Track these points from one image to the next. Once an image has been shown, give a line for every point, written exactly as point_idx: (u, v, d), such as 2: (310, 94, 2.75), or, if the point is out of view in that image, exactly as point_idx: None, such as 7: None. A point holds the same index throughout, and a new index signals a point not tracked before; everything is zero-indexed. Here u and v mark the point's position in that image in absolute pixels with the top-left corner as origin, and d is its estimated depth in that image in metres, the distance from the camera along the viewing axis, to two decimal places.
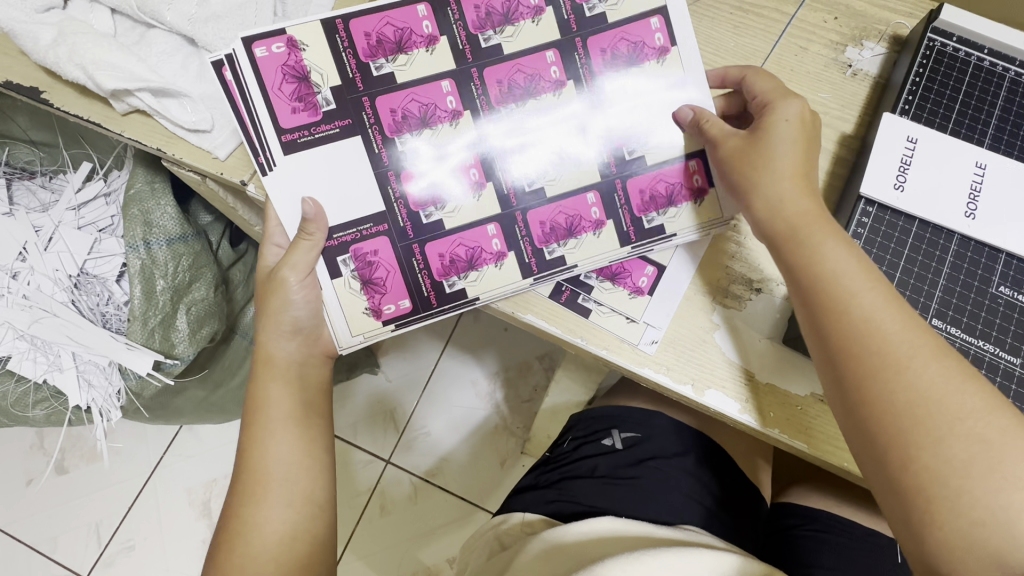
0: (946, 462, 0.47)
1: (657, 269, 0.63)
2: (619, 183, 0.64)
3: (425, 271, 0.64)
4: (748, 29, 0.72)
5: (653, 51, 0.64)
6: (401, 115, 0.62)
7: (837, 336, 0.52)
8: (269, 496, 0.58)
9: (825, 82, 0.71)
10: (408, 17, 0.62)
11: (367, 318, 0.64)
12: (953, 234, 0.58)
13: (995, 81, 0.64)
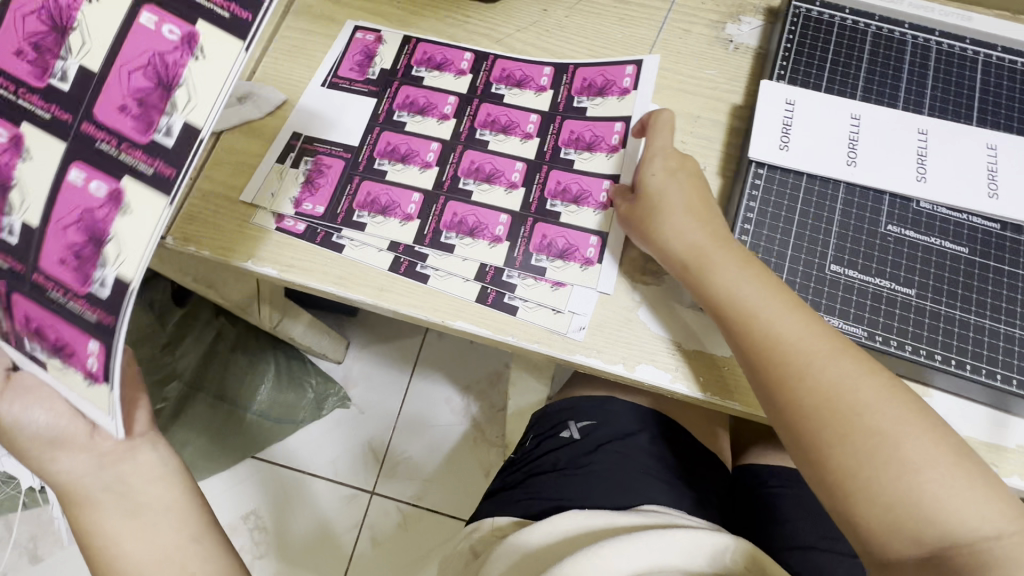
0: (853, 454, 0.50)
1: (600, 239, 0.66)
2: (533, 221, 0.67)
3: (62, 291, 0.47)
4: (634, 21, 0.77)
5: (557, 102, 0.73)
6: (139, 110, 0.44)
7: (745, 350, 0.56)
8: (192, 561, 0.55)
9: (711, 59, 0.75)
10: (142, 38, 0.43)
11: (94, 390, 0.47)
12: (838, 183, 0.61)
13: (860, 36, 0.68)
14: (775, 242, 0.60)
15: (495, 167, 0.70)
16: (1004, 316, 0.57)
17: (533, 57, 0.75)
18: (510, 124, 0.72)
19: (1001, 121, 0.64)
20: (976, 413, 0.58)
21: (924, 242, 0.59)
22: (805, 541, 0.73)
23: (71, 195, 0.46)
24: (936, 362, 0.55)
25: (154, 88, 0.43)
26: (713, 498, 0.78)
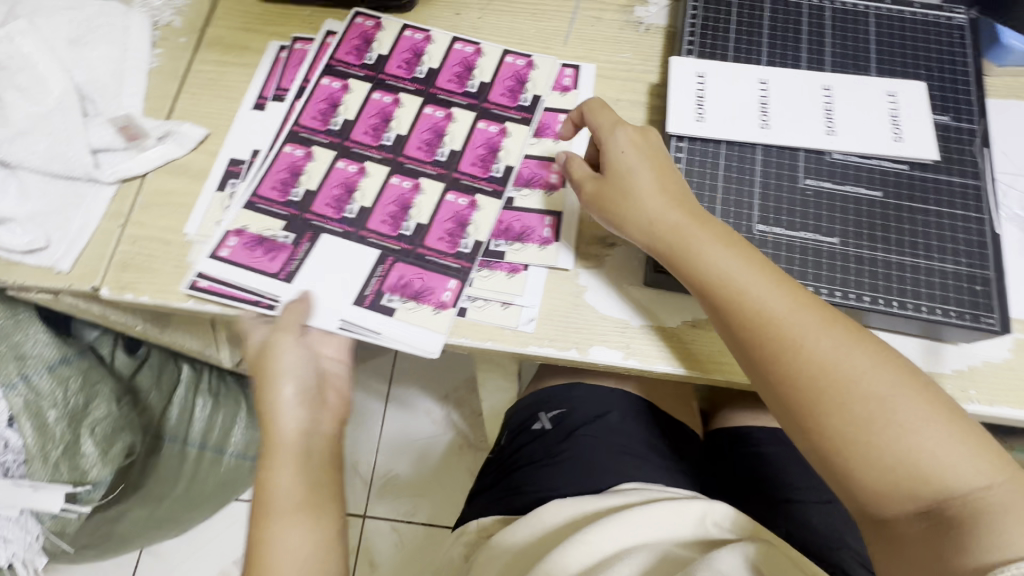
0: (851, 420, 0.51)
1: (554, 218, 0.69)
2: (469, 228, 0.68)
3: (381, 279, 0.65)
4: (545, 15, 0.79)
5: (483, 90, 0.75)
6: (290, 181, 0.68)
7: (737, 327, 0.56)
8: (274, 522, 0.59)
9: (624, 42, 0.77)
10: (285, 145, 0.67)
11: (440, 316, 0.64)
12: (755, 146, 0.64)
13: (759, 4, 0.71)
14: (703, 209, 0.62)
15: (433, 167, 0.71)
16: (923, 252, 0.60)
17: (438, 40, 0.77)
18: (448, 126, 0.72)
19: (895, 68, 0.68)
20: (908, 345, 0.62)
21: (857, 195, 0.62)
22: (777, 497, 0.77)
23: (339, 175, 0.70)
24: (864, 303, 0.58)
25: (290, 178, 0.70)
26: (688, 466, 0.80)
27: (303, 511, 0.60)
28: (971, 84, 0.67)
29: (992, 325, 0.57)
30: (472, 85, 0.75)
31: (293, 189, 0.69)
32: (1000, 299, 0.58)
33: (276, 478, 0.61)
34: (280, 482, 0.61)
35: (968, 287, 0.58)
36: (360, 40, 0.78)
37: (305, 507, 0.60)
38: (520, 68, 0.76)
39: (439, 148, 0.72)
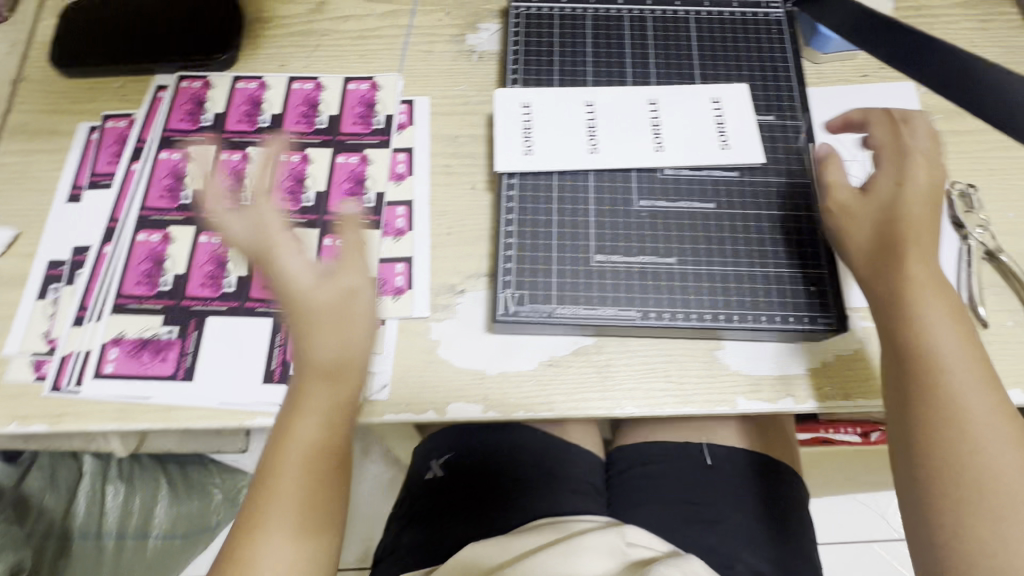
0: (988, 470, 0.48)
1: (406, 263, 0.65)
2: (284, 322, 0.63)
3: (283, 346, 0.62)
4: (375, 54, 0.76)
5: (330, 129, 0.71)
6: (214, 276, 0.65)
7: (908, 367, 0.52)
8: (266, 527, 0.52)
9: (458, 73, 0.75)
10: (208, 244, 0.66)
11: (401, 300, 0.64)
12: (587, 172, 0.63)
13: (580, 22, 0.70)
14: (540, 245, 0.60)
15: (300, 216, 0.67)
16: (759, 260, 0.59)
17: (274, 84, 0.74)
18: (306, 170, 0.69)
19: (719, 74, 0.68)
20: (761, 351, 0.62)
21: (724, 214, 0.61)
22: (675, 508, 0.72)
23: (208, 249, 0.66)
24: (706, 321, 0.57)
25: (156, 265, 0.65)
26: (592, 491, 0.78)
27: (299, 530, 0.53)
28: (792, 79, 0.67)
29: (830, 325, 0.57)
30: (318, 122, 0.71)
31: (163, 277, 0.64)
32: (835, 297, 0.58)
33: (277, 478, 0.53)
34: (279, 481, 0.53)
35: (805, 288, 0.58)
36: (187, 100, 0.73)
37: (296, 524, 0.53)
38: (364, 93, 0.73)
39: (302, 194, 0.68)
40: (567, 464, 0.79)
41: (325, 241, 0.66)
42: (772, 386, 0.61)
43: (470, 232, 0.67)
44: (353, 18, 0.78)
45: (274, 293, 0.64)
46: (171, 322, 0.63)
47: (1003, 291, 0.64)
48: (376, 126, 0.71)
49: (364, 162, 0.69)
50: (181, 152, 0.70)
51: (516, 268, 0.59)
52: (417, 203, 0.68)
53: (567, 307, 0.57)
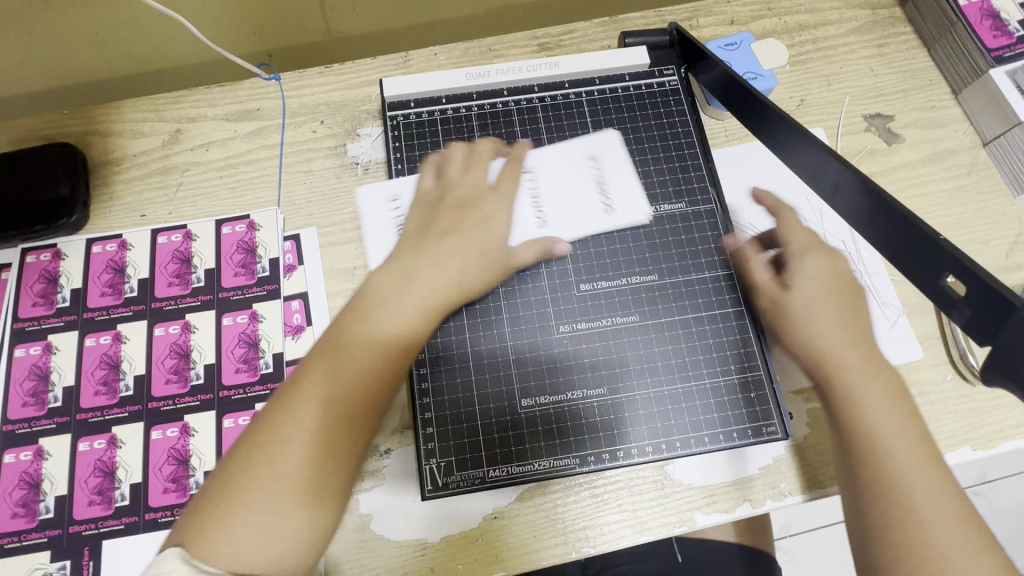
0: (945, 544, 0.42)
1: None
2: None
3: None
4: (247, 184, 0.68)
5: (210, 286, 0.63)
6: (101, 491, 0.57)
7: (856, 440, 0.47)
8: (265, 475, 0.39)
9: (344, 193, 0.68)
10: (89, 454, 0.58)
11: None
12: (498, 302, 0.59)
13: (466, 123, 0.65)
14: (460, 399, 0.56)
15: (191, 398, 0.60)
16: (693, 375, 0.57)
17: (138, 239, 0.65)
18: (189, 341, 0.61)
19: (621, 161, 0.64)
20: (714, 459, 0.58)
21: (649, 325, 0.58)
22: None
23: (90, 459, 0.58)
24: (649, 455, 0.55)
25: (33, 490, 0.57)
26: None
27: (301, 495, 0.40)
28: (698, 157, 0.64)
29: (775, 432, 0.56)
30: (193, 280, 0.64)
31: (44, 504, 0.56)
32: (775, 401, 0.56)
33: (281, 439, 0.40)
34: (301, 420, 0.41)
35: (743, 397, 0.57)
36: (38, 279, 0.64)
37: (302, 490, 0.40)
38: (241, 236, 0.65)
39: (188, 370, 0.60)
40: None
41: (224, 422, 0.59)
42: (728, 494, 0.57)
43: None
44: (216, 144, 0.70)
45: (175, 498, 0.57)
46: (61, 556, 0.55)
47: (937, 344, 0.62)
48: (261, 273, 0.64)
49: (253, 321, 0.62)
50: (40, 344, 0.61)
51: (437, 421, 0.55)
52: None
53: (498, 467, 0.55)
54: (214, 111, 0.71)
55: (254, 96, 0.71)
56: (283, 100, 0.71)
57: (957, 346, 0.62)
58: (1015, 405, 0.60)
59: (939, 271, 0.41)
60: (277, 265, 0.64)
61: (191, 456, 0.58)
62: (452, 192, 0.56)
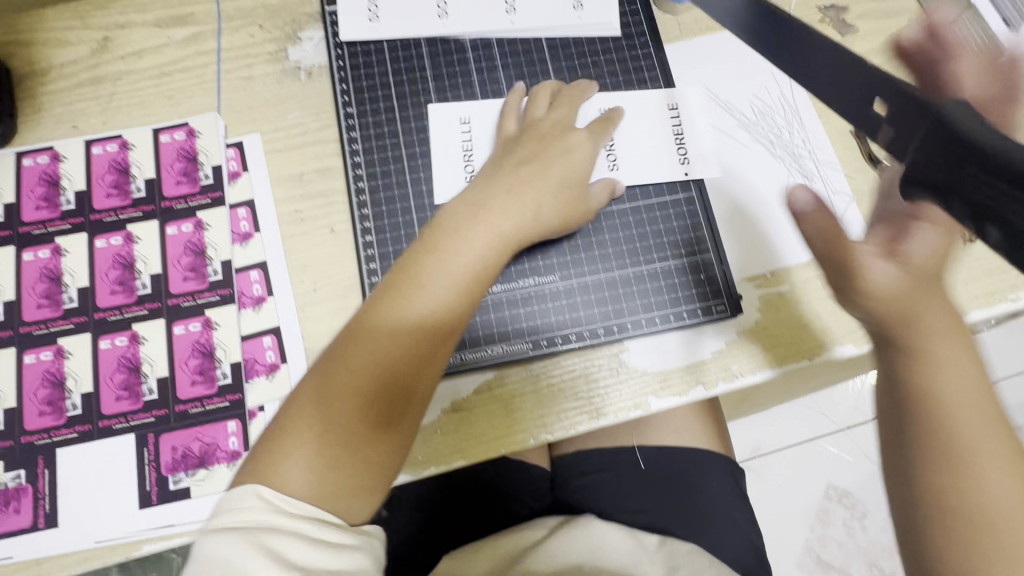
0: (978, 462, 0.44)
1: (275, 334, 0.58)
2: (151, 435, 0.55)
3: (154, 464, 0.55)
4: (185, 92, 0.65)
5: (151, 196, 0.61)
6: (52, 402, 0.56)
7: (902, 387, 0.47)
8: (293, 454, 0.46)
9: (287, 98, 0.65)
10: (36, 366, 0.57)
11: (277, 377, 0.57)
12: (448, 199, 0.62)
13: (412, 43, 0.66)
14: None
15: (138, 307, 0.58)
16: (643, 260, 0.61)
17: (72, 151, 0.62)
18: (132, 252, 0.60)
19: (565, 75, 0.66)
20: (668, 344, 0.59)
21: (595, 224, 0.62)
22: (621, 517, 0.71)
23: (37, 372, 0.56)
24: (600, 337, 0.59)
25: None
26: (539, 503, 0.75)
27: (336, 442, 0.46)
28: (643, 67, 0.66)
29: (725, 311, 0.59)
30: (134, 190, 0.61)
31: None
32: (726, 281, 0.60)
33: (303, 429, 0.47)
34: (318, 417, 0.47)
35: (691, 279, 0.60)
36: None
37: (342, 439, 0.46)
38: (181, 144, 0.63)
39: (133, 281, 0.59)
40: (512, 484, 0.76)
41: (175, 330, 0.58)
42: (681, 378, 0.58)
43: (340, 283, 0.60)
44: (149, 52, 0.66)
45: (128, 405, 0.56)
46: (15, 466, 0.55)
47: None
48: (204, 181, 0.62)
49: (199, 229, 0.60)
50: None
51: None
52: (272, 262, 0.60)
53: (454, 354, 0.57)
54: (145, 17, 0.67)
55: (186, 1, 0.67)
56: (218, 4, 0.67)
57: None
58: None
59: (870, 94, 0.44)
60: (221, 171, 0.62)
61: (143, 363, 0.57)
62: (534, 126, 0.60)
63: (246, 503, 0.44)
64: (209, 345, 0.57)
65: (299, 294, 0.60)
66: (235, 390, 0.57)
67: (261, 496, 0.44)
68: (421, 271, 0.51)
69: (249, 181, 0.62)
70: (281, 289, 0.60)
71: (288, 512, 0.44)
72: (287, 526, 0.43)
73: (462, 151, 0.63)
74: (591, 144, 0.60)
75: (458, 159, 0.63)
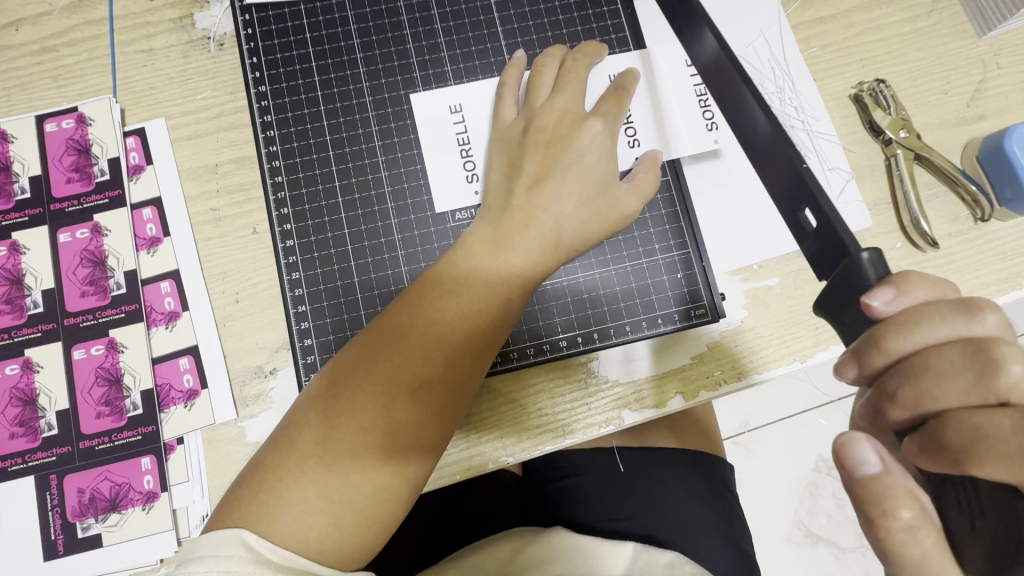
0: None
1: (192, 356, 0.51)
2: (53, 476, 0.48)
3: (57, 509, 0.48)
4: (74, 71, 0.55)
5: (38, 196, 0.52)
6: None
7: None
8: (293, 518, 0.38)
9: (196, 75, 0.55)
10: None
11: (196, 406, 0.50)
12: (382, 193, 0.53)
13: (335, 5, 0.56)
14: (343, 305, 0.51)
15: (30, 329, 0.50)
16: (612, 259, 0.53)
17: None
18: (20, 264, 0.51)
19: (517, 39, 0.56)
20: (642, 351, 0.52)
21: None
22: (602, 526, 0.63)
23: None
24: (563, 350, 0.52)
25: None
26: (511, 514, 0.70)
27: (345, 514, 0.39)
28: (608, 27, 0.57)
29: (704, 316, 0.53)
30: (17, 191, 0.53)
31: None
32: (705, 280, 0.53)
33: (298, 493, 0.39)
34: (323, 481, 0.39)
35: (667, 279, 0.53)
36: None
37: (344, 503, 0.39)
38: (70, 134, 0.53)
39: (23, 299, 0.51)
40: (482, 497, 0.70)
41: (74, 354, 0.50)
42: (657, 389, 0.52)
43: (265, 293, 0.51)
44: (26, 21, 0.55)
45: (24, 443, 0.49)
46: None
47: (887, 210, 0.56)
48: (99, 178, 0.53)
49: (96, 235, 0.52)
50: None
51: (316, 329, 0.51)
52: (186, 271, 0.52)
53: None
54: None
55: None
56: None
57: (908, 212, 0.55)
58: (965, 270, 0.55)
59: (800, 203, 0.37)
60: (121, 166, 0.53)
61: (39, 395, 0.49)
62: (540, 118, 0.49)
63: (227, 550, 0.36)
64: (115, 370, 0.50)
65: (218, 307, 0.51)
66: (146, 422, 0.49)
67: (246, 542, 0.37)
68: (444, 283, 0.44)
69: (153, 176, 0.53)
70: (197, 303, 0.51)
71: (272, 562, 0.36)
72: None
73: (397, 136, 0.54)
74: (608, 134, 0.49)
75: (393, 144, 0.54)
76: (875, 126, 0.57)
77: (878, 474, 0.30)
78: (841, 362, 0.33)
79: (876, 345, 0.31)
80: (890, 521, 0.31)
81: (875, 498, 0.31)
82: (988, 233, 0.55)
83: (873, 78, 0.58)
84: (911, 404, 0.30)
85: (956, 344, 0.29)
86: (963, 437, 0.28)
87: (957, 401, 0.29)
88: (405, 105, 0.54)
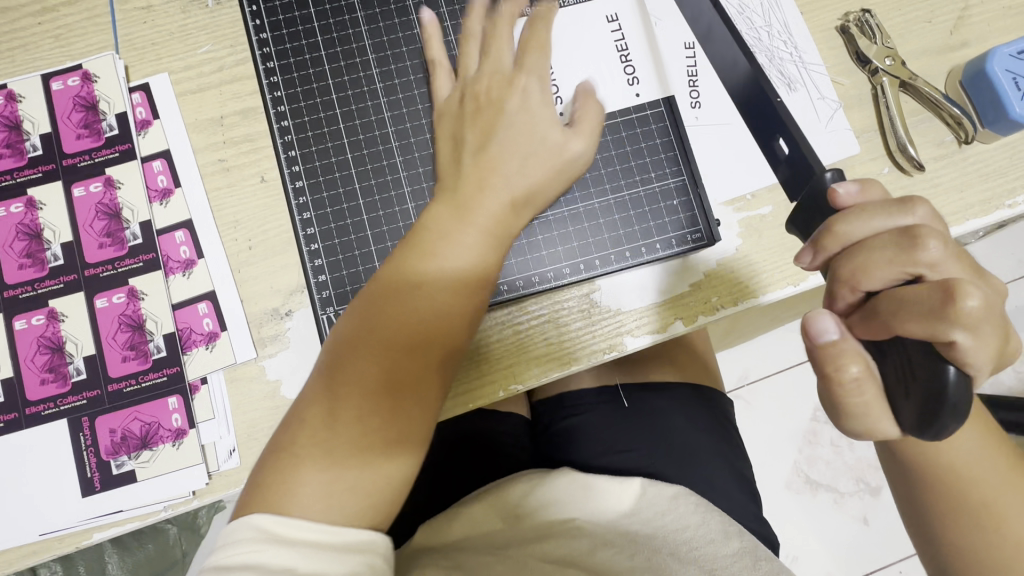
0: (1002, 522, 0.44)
1: (210, 300, 0.53)
2: (86, 419, 0.51)
3: (92, 449, 0.51)
4: (76, 30, 0.56)
5: (49, 154, 0.54)
6: None
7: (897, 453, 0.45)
8: (310, 490, 0.40)
9: (196, 29, 0.56)
10: None
11: (217, 348, 0.52)
12: (386, 132, 0.54)
13: None
14: (353, 242, 0.53)
15: (52, 281, 0.52)
16: (611, 189, 0.55)
17: None
18: (37, 219, 0.53)
19: None
20: (640, 281, 0.54)
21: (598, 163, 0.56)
22: (609, 458, 0.66)
23: None
24: (567, 278, 0.54)
25: None
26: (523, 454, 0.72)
27: (359, 480, 0.41)
28: None
29: (701, 240, 0.55)
30: (28, 149, 0.54)
31: None
32: (701, 206, 0.55)
33: (309, 469, 0.41)
34: (330, 454, 0.41)
35: (665, 206, 0.55)
36: None
37: (357, 469, 0.41)
38: (76, 92, 0.55)
39: (44, 252, 0.53)
40: (493, 439, 0.72)
41: (97, 303, 0.52)
42: (659, 314, 0.54)
43: (276, 238, 0.53)
44: None
45: (55, 388, 0.51)
46: None
47: (873, 136, 0.58)
48: (108, 133, 0.54)
49: (109, 188, 0.53)
50: None
51: (327, 263, 0.52)
52: (199, 220, 0.53)
53: None
54: None
55: None
56: None
57: (895, 137, 0.56)
58: (949, 193, 0.57)
59: (774, 134, 0.45)
60: (128, 121, 0.54)
61: (66, 342, 0.51)
62: (474, 88, 0.51)
63: (242, 535, 0.38)
64: (137, 316, 0.52)
65: (233, 254, 0.53)
66: (171, 364, 0.52)
67: (258, 526, 0.39)
68: (426, 248, 0.46)
69: (160, 129, 0.54)
70: (211, 250, 0.53)
71: (290, 532, 0.39)
72: (277, 557, 0.37)
73: (397, 77, 0.55)
74: (542, 89, 0.51)
75: (393, 85, 0.55)
76: (861, 55, 0.58)
77: (837, 341, 0.34)
78: (800, 250, 0.37)
79: (830, 228, 0.35)
80: (841, 375, 0.34)
81: (828, 359, 0.34)
82: (972, 156, 0.57)
83: (858, 9, 0.59)
84: (850, 279, 0.35)
85: (890, 231, 0.33)
86: (892, 304, 0.32)
87: (885, 271, 0.33)
88: (402, 47, 0.56)
